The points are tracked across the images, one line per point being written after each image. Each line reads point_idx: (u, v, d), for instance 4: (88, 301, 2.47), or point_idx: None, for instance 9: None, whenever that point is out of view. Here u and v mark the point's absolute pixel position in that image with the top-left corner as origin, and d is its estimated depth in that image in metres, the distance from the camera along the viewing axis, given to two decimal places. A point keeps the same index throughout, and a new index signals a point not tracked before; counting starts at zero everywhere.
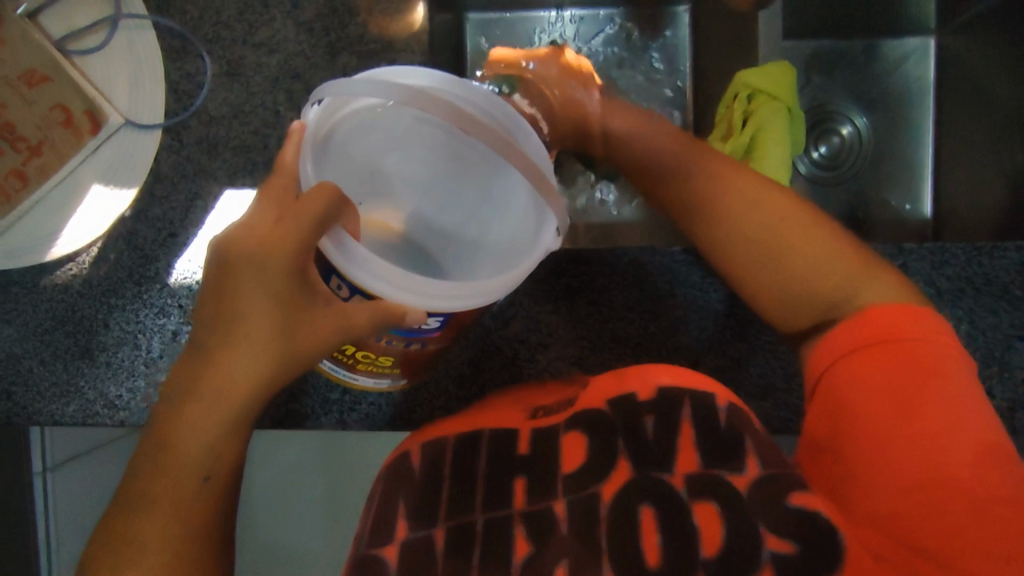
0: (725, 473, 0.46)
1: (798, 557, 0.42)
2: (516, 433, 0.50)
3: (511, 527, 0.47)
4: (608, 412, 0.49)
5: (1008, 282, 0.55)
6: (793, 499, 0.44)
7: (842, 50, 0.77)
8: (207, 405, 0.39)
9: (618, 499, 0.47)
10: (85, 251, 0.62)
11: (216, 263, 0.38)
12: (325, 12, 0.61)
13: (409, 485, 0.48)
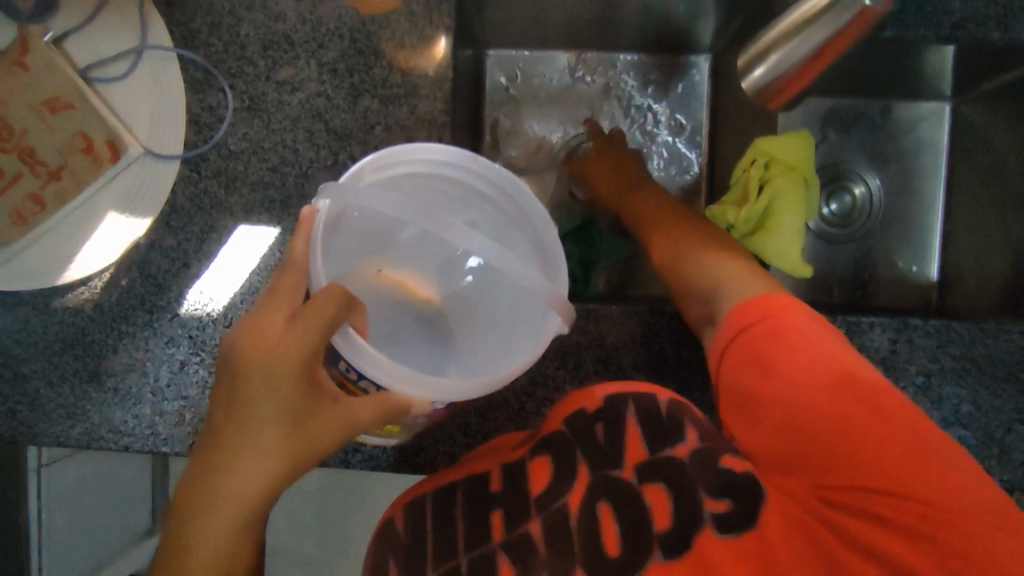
0: (666, 451, 0.53)
1: (729, 513, 0.50)
2: (488, 476, 0.54)
3: (494, 558, 0.52)
4: (565, 433, 0.54)
5: (1011, 365, 0.56)
6: (722, 464, 0.52)
7: (859, 110, 0.78)
8: (219, 512, 0.40)
9: (583, 506, 0.52)
10: (98, 276, 0.62)
11: (224, 372, 0.40)
12: (350, 54, 0.61)
13: (397, 548, 0.54)
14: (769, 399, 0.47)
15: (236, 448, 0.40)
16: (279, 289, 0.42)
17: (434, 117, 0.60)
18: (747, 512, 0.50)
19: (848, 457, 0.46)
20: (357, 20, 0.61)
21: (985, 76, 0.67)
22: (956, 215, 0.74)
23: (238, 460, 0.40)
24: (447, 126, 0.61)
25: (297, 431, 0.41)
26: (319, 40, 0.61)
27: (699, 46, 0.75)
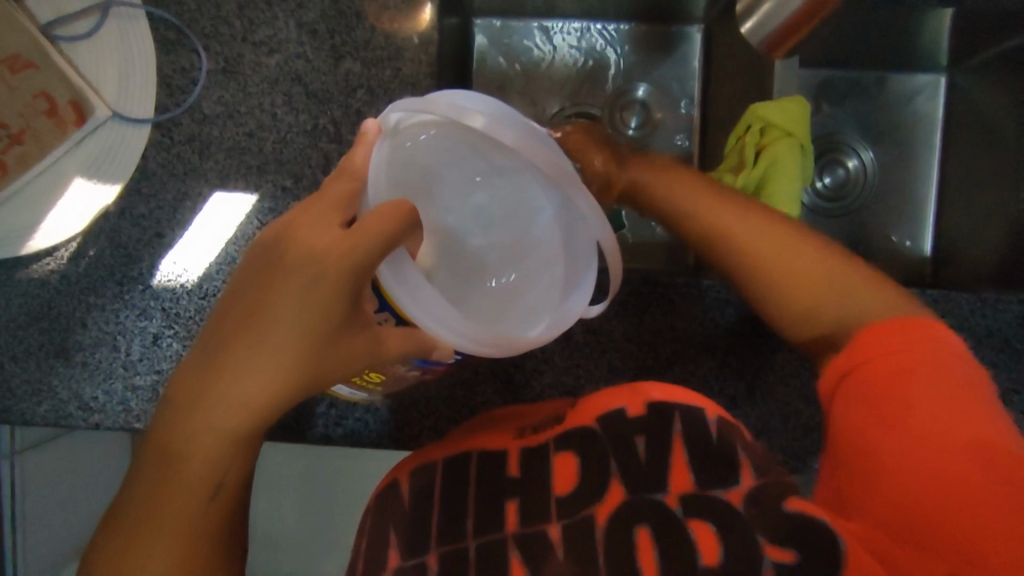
0: (718, 491, 0.47)
1: (796, 565, 0.44)
2: (506, 458, 0.50)
3: (506, 551, 0.46)
4: (597, 432, 0.49)
5: (1008, 335, 0.55)
6: (787, 504, 0.46)
7: (854, 82, 0.76)
8: (211, 423, 0.37)
9: (614, 522, 0.46)
10: (63, 246, 0.59)
11: (261, 264, 0.38)
12: (331, 13, 0.59)
13: (400, 519, 0.48)
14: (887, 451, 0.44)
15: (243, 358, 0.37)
16: (331, 194, 0.38)
17: (419, 79, 0.58)
18: (817, 568, 0.43)
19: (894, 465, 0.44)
20: None
21: (983, 44, 0.66)
22: (952, 188, 0.73)
23: (242, 372, 0.37)
24: (432, 89, 0.58)
25: (313, 358, 0.37)
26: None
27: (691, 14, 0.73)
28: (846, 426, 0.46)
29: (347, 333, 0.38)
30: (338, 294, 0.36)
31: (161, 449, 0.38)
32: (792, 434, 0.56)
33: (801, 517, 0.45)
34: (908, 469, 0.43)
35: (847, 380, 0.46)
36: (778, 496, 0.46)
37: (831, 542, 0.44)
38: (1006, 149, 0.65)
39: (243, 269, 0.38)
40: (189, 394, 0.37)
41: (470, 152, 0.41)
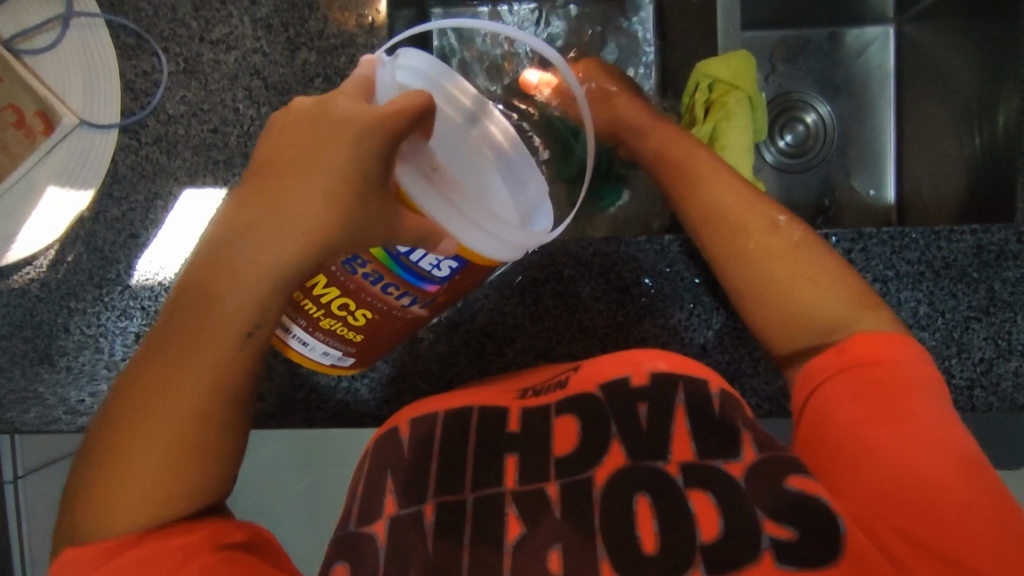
0: (719, 462, 0.44)
1: (795, 542, 0.39)
2: (507, 414, 0.49)
3: (503, 506, 0.45)
4: (599, 398, 0.48)
5: (965, 264, 0.56)
6: (789, 482, 0.42)
7: (805, 39, 0.78)
8: (248, 272, 0.38)
9: (610, 485, 0.44)
10: (42, 254, 0.60)
11: (309, 114, 0.37)
12: (284, 8, 0.60)
13: (398, 465, 0.48)
14: (855, 440, 0.44)
15: (285, 208, 0.37)
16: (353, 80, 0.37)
17: None
18: (821, 542, 0.39)
19: (863, 452, 0.43)
20: None
21: None
22: (909, 135, 0.75)
23: (281, 227, 0.38)
24: None
25: (320, 249, 0.38)
26: None
27: None
28: (820, 412, 0.46)
29: (375, 201, 0.36)
30: (372, 160, 0.36)
31: (203, 285, 0.39)
32: (763, 377, 0.57)
33: (806, 495, 0.41)
34: (880, 456, 0.42)
35: (820, 387, 0.46)
36: (781, 471, 0.43)
37: (831, 522, 0.40)
38: (958, 88, 0.66)
39: (294, 119, 0.38)
40: (234, 234, 0.38)
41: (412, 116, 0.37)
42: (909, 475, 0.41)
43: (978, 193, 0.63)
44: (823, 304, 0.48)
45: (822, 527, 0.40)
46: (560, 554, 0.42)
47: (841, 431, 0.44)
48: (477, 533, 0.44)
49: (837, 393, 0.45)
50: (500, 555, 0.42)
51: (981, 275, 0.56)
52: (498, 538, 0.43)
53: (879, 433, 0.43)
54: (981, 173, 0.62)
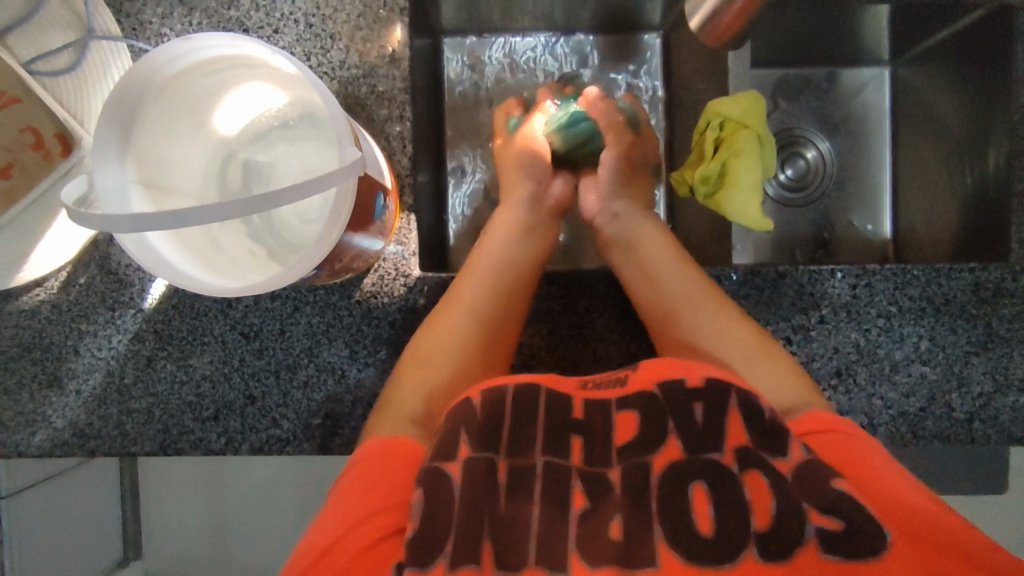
0: (769, 456, 0.42)
1: (841, 533, 0.38)
2: (570, 403, 0.48)
3: (568, 481, 0.43)
4: (656, 396, 0.46)
5: (964, 301, 0.59)
6: (836, 483, 0.41)
7: (806, 78, 0.82)
8: None
9: (671, 471, 0.42)
10: (54, 275, 0.60)
11: None
12: (306, 37, 0.60)
13: (471, 421, 0.46)
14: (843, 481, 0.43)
15: None
16: None
17: (393, 95, 0.60)
18: (864, 538, 0.38)
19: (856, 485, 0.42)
20: (311, 3, 0.60)
21: (930, 29, 0.71)
22: (904, 174, 0.77)
23: None
24: (406, 103, 0.60)
25: None
26: (274, 24, 0.60)
27: (650, 23, 0.78)
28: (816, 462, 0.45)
29: None
30: None
31: None
32: None
33: (852, 496, 0.40)
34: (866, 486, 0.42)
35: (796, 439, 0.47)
36: (828, 473, 0.41)
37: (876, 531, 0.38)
38: (951, 129, 0.69)
39: None
40: None
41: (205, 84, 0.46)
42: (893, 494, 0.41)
43: (972, 231, 0.65)
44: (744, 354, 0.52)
45: (869, 525, 0.38)
46: (621, 523, 0.41)
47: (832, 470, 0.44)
48: (545, 492, 0.43)
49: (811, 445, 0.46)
50: (565, 521, 0.41)
51: (979, 311, 0.59)
52: (561, 507, 0.42)
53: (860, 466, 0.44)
54: (973, 213, 0.65)
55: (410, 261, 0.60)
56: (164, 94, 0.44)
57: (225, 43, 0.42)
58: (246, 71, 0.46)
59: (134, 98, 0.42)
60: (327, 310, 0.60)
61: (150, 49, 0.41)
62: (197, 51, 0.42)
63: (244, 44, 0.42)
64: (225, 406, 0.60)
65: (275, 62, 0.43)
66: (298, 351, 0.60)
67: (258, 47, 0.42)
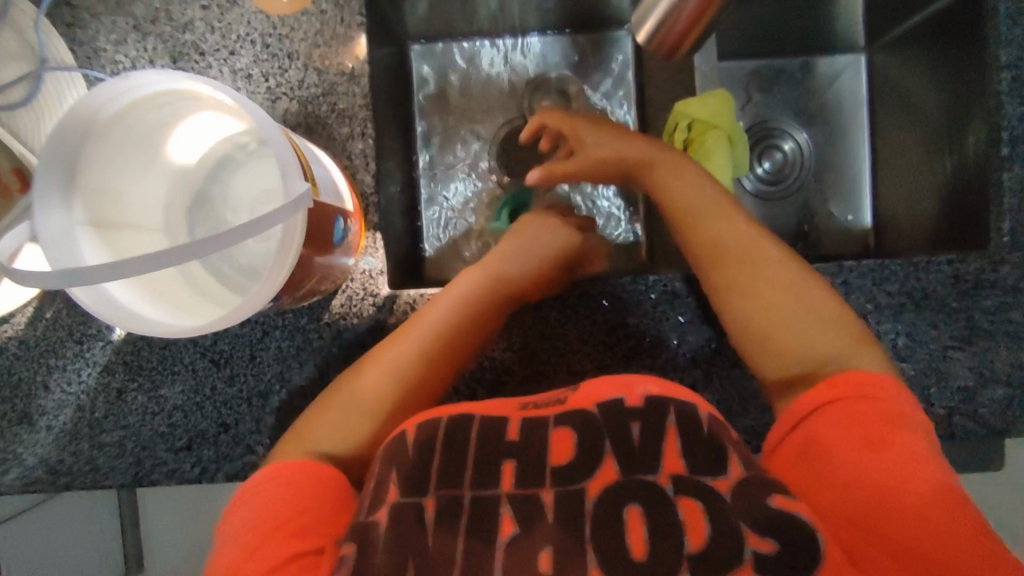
0: (706, 478, 0.42)
1: (775, 555, 0.39)
2: (506, 425, 0.47)
3: (499, 507, 0.43)
4: (595, 417, 0.45)
5: (943, 295, 0.58)
6: (772, 500, 0.41)
7: (781, 69, 0.80)
8: None
9: (605, 497, 0.42)
10: (20, 311, 0.60)
11: None
12: (263, 58, 0.59)
13: (403, 463, 0.46)
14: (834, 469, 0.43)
15: None
16: None
17: (354, 112, 0.59)
18: (798, 557, 0.39)
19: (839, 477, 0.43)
20: (267, 23, 0.59)
21: (904, 13, 0.69)
22: (883, 163, 0.76)
23: None
24: (368, 120, 0.59)
25: None
26: (229, 46, 0.59)
27: (618, 20, 0.77)
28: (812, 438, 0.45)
29: None
30: None
31: None
32: (750, 412, 0.58)
33: (785, 513, 0.40)
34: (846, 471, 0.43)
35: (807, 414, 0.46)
36: (765, 490, 0.42)
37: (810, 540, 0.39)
38: (926, 115, 0.68)
39: None
40: None
41: (151, 121, 0.45)
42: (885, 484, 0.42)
43: (950, 221, 0.64)
44: (815, 336, 0.49)
45: (796, 538, 0.39)
46: (550, 555, 0.40)
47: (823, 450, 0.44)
48: (475, 526, 0.42)
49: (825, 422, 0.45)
50: (493, 550, 0.41)
51: (958, 305, 0.58)
52: (491, 537, 0.42)
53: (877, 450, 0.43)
54: (949, 202, 0.64)
55: (378, 280, 0.59)
56: (108, 133, 0.43)
57: (164, 80, 0.41)
58: (191, 103, 0.45)
59: (76, 141, 0.42)
60: (297, 334, 0.59)
61: (87, 92, 0.40)
62: (137, 89, 0.42)
63: (182, 79, 0.41)
64: (197, 435, 0.59)
65: (217, 95, 0.42)
66: (269, 377, 0.59)
67: (197, 82, 0.41)
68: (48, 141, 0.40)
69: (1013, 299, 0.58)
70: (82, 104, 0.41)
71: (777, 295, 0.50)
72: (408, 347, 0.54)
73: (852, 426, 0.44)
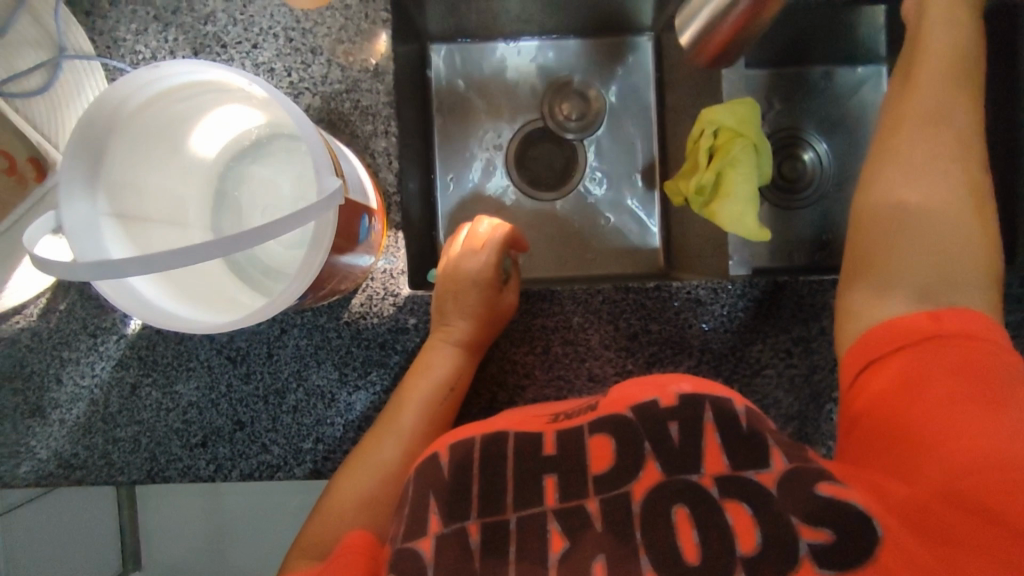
0: (749, 472, 0.40)
1: (833, 544, 0.36)
2: (541, 439, 0.46)
3: (545, 524, 0.41)
4: (630, 419, 0.44)
5: None
6: (820, 488, 0.39)
7: (801, 78, 0.80)
8: None
9: (650, 501, 0.40)
10: (33, 302, 0.59)
11: None
12: (286, 52, 0.58)
13: (440, 485, 0.45)
14: (916, 424, 0.41)
15: None
16: None
17: (377, 109, 0.58)
18: (854, 541, 0.36)
19: (918, 429, 0.40)
20: (290, 17, 0.58)
21: None
22: None
23: None
24: (391, 117, 0.58)
25: None
26: (252, 39, 0.58)
27: (640, 24, 0.76)
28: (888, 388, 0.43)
29: None
30: None
31: None
32: (772, 424, 0.57)
33: (837, 500, 0.38)
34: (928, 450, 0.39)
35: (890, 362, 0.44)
36: (811, 478, 0.39)
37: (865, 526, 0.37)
38: None
39: None
40: None
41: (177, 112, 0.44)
42: (992, 450, 0.38)
43: None
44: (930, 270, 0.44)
45: (852, 525, 0.37)
46: (605, 564, 0.38)
47: (905, 406, 0.42)
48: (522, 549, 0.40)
49: (908, 368, 0.43)
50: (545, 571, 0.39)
51: None
52: (540, 554, 0.40)
53: (977, 415, 0.39)
54: None
55: (398, 279, 0.59)
56: (134, 124, 0.42)
57: (195, 70, 0.40)
58: (219, 95, 0.44)
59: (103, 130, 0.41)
60: (315, 333, 0.58)
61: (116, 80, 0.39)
62: (168, 79, 0.41)
63: (214, 70, 0.41)
64: (213, 432, 0.58)
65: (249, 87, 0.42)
66: (286, 375, 0.58)
67: (231, 73, 0.40)
68: (74, 130, 0.40)
69: None
70: (112, 93, 0.40)
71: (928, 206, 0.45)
72: (444, 366, 0.56)
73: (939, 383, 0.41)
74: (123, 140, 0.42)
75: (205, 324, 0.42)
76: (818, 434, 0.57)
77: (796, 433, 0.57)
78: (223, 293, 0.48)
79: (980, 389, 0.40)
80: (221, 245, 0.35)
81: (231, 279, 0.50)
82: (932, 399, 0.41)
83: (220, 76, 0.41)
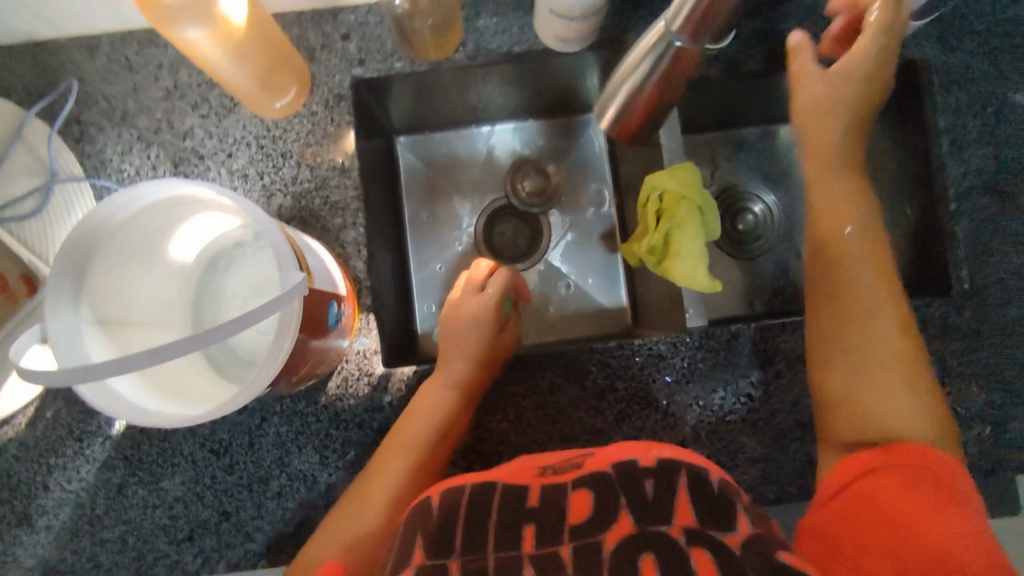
0: (715, 532, 0.41)
1: None
2: (526, 489, 0.48)
3: (521, 568, 0.42)
4: (609, 474, 0.46)
5: None
6: (782, 556, 0.40)
7: (742, 139, 0.86)
8: None
9: (619, 550, 0.41)
10: (21, 412, 0.61)
11: None
12: (258, 158, 0.63)
13: (428, 526, 0.45)
14: (875, 512, 0.44)
15: None
16: None
17: (346, 203, 0.63)
18: None
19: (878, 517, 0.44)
20: (261, 127, 0.63)
21: None
22: None
23: None
24: (359, 208, 0.63)
25: None
26: (227, 150, 0.63)
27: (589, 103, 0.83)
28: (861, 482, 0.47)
29: None
30: None
31: None
32: (741, 468, 0.59)
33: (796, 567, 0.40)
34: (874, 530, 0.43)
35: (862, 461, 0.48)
36: (769, 547, 0.41)
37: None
38: None
39: None
40: None
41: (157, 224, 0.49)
42: (938, 552, 0.41)
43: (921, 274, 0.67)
44: (897, 421, 0.48)
45: None
46: None
47: (867, 495, 0.45)
48: None
49: (874, 468, 0.47)
50: None
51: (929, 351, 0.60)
52: None
53: (926, 519, 0.42)
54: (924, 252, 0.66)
55: (372, 359, 0.61)
56: (116, 238, 0.46)
57: (171, 188, 0.45)
58: (195, 207, 0.49)
59: (87, 245, 0.45)
60: (295, 418, 0.60)
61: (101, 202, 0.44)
62: (148, 197, 0.45)
63: (189, 186, 0.45)
64: (198, 526, 0.59)
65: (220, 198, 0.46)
66: (268, 462, 0.60)
67: (203, 189, 0.45)
68: (61, 249, 0.44)
69: (975, 343, 0.61)
70: (95, 213, 0.44)
71: (874, 375, 0.50)
72: (437, 405, 0.56)
73: (901, 483, 0.45)
74: (107, 253, 0.46)
75: (178, 417, 0.45)
76: (784, 473, 0.59)
77: (764, 475, 0.59)
78: (200, 387, 0.50)
79: (935, 498, 0.44)
80: (191, 345, 0.38)
81: (208, 374, 0.52)
82: (892, 495, 0.44)
83: (194, 192, 0.45)
